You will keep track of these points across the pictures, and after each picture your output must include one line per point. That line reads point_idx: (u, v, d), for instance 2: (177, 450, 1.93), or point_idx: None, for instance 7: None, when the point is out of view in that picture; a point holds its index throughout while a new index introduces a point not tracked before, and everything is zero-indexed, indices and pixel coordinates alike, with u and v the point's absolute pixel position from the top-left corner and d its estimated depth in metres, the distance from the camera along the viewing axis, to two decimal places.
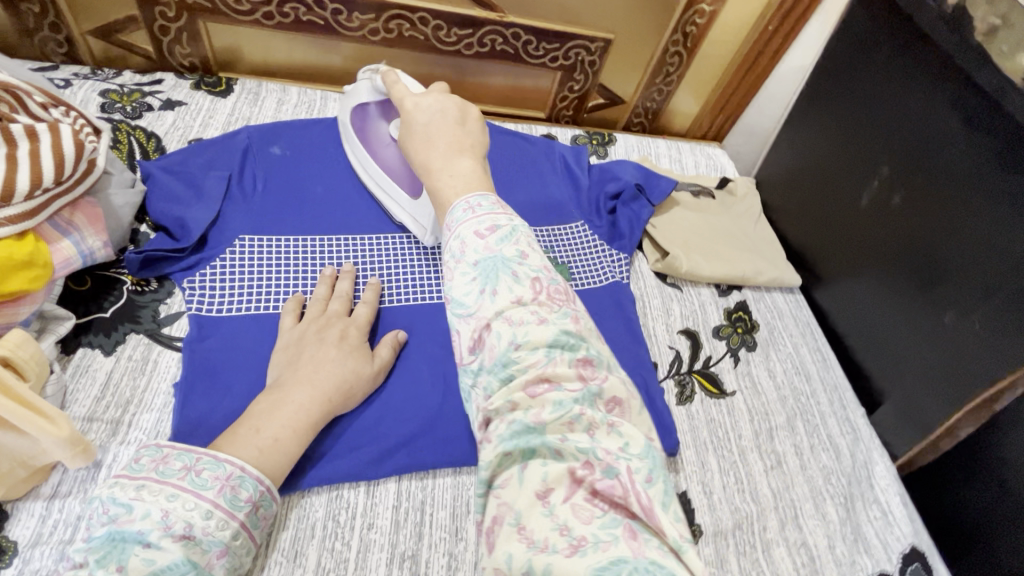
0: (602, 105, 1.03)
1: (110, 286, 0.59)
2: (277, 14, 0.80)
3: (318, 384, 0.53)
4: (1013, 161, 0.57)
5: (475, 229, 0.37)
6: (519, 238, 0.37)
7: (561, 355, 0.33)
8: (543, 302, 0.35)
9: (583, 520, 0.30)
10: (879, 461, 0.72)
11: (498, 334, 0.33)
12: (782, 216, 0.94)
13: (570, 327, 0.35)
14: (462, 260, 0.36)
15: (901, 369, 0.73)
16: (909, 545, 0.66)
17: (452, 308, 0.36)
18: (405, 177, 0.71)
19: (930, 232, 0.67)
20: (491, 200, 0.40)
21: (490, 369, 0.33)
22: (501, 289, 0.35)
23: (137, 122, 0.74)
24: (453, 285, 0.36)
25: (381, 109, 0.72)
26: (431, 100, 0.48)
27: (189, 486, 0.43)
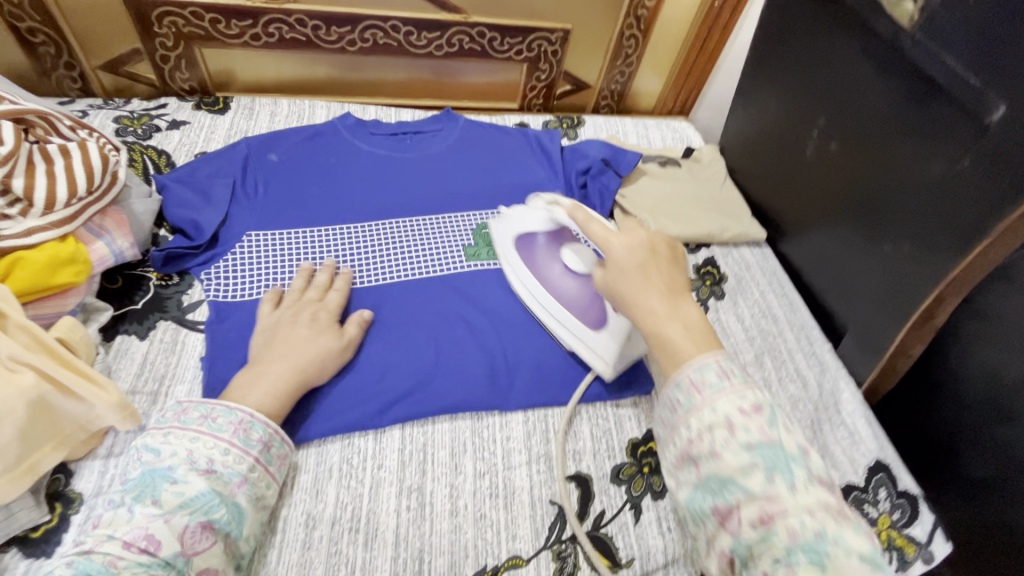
0: (569, 91, 1.10)
1: (137, 282, 0.68)
2: (263, 35, 0.87)
3: (293, 357, 0.59)
4: (918, 96, 0.63)
5: (738, 406, 0.43)
6: (781, 421, 0.43)
7: (875, 568, 0.37)
8: (837, 507, 0.40)
9: None
10: (845, 388, 0.79)
11: (799, 521, 0.38)
12: (748, 179, 1.01)
13: (875, 548, 0.39)
14: (736, 442, 0.41)
15: (859, 302, 0.79)
16: (873, 458, 0.73)
17: (713, 481, 0.41)
18: (587, 308, 0.69)
19: (863, 172, 0.73)
20: (738, 365, 0.45)
21: (792, 541, 0.37)
22: (796, 484, 0.39)
23: (148, 142, 0.83)
24: (719, 460, 0.41)
25: (551, 238, 0.73)
26: (636, 240, 0.54)
27: (207, 429, 0.51)
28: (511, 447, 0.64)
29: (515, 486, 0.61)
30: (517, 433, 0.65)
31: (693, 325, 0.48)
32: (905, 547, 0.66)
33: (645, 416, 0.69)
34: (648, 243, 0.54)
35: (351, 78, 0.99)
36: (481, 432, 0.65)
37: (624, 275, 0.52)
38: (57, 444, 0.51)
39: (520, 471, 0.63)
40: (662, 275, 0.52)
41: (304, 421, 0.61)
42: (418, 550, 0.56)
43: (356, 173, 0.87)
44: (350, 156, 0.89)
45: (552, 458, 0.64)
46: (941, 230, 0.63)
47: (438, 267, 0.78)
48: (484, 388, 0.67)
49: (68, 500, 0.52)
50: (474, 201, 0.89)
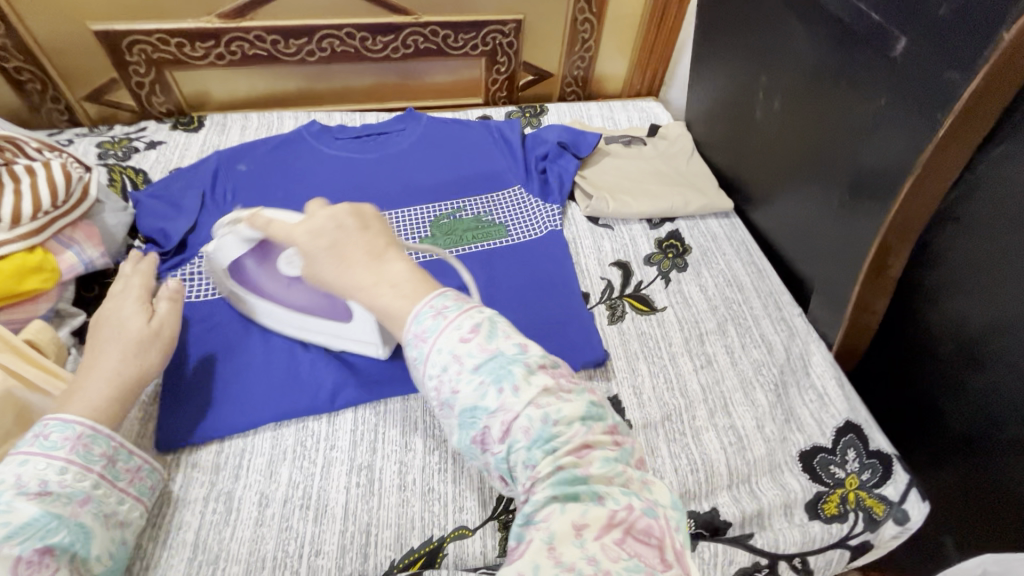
0: (532, 82, 1.12)
1: (111, 290, 0.73)
2: (226, 53, 0.92)
3: (104, 367, 0.56)
4: (838, 43, 0.62)
5: (459, 335, 0.46)
6: (503, 334, 0.47)
7: (595, 423, 0.45)
8: (559, 386, 0.46)
9: (613, 558, 0.39)
10: (815, 351, 0.77)
11: (529, 417, 0.43)
12: (716, 151, 1.00)
13: (594, 400, 0.47)
14: (463, 369, 0.45)
15: (822, 262, 0.77)
16: (843, 419, 0.70)
17: (466, 414, 0.44)
18: (332, 308, 0.64)
19: (803, 128, 0.72)
20: (454, 299, 0.49)
21: (529, 441, 0.43)
22: (521, 384, 0.44)
23: (127, 163, 0.89)
24: (458, 395, 0.45)
25: (257, 256, 0.64)
26: (318, 221, 0.53)
27: (38, 449, 0.49)
28: None
29: (464, 460, 0.63)
30: None
31: (399, 280, 0.50)
32: (874, 507, 0.63)
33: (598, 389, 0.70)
34: (338, 219, 0.52)
35: (318, 88, 1.03)
36: (433, 411, 0.66)
37: (317, 259, 0.53)
38: None
39: None
40: (359, 245, 0.52)
41: (261, 408, 0.64)
42: (365, 524, 0.57)
43: (320, 176, 0.91)
44: (315, 160, 0.93)
45: None
46: (873, 176, 0.62)
47: None
48: None
49: None
50: (434, 194, 0.92)
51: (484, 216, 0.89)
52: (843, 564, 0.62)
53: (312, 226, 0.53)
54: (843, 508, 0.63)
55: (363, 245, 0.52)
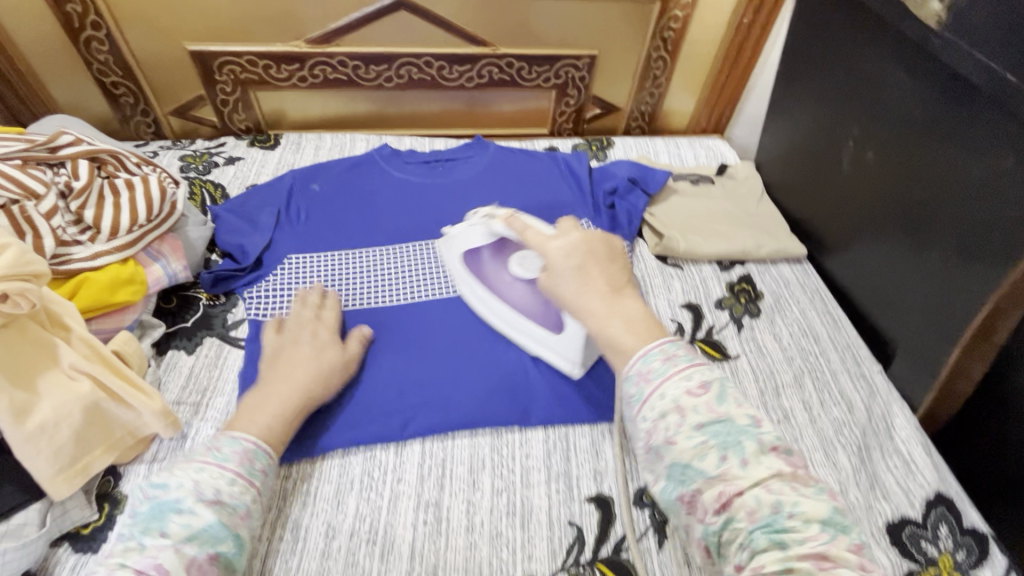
0: (599, 115, 1.12)
1: (189, 302, 0.74)
2: (309, 76, 0.95)
3: (296, 380, 0.61)
4: (950, 96, 0.60)
5: (686, 388, 0.43)
6: (734, 398, 0.44)
7: (838, 534, 0.38)
8: (796, 475, 0.41)
9: None
10: (898, 413, 0.73)
11: (756, 499, 0.39)
12: (786, 194, 0.98)
13: (836, 507, 0.40)
14: (685, 423, 0.42)
15: (907, 320, 0.74)
16: (933, 491, 0.66)
17: (675, 470, 0.42)
18: (549, 314, 0.70)
19: (899, 179, 0.69)
20: (684, 348, 0.47)
21: (755, 525, 0.38)
22: (750, 459, 0.40)
23: (207, 178, 0.91)
24: (673, 447, 0.42)
25: (495, 250, 0.73)
26: (569, 240, 0.56)
27: (212, 460, 0.51)
28: (531, 465, 0.64)
29: (534, 505, 0.60)
30: (537, 451, 0.65)
31: (633, 317, 0.50)
32: None
33: None
34: (584, 245, 0.56)
35: (390, 112, 1.05)
36: (500, 449, 0.65)
37: (563, 278, 0.55)
38: (106, 448, 0.55)
39: (539, 490, 0.62)
40: (604, 274, 0.54)
41: (329, 432, 0.63)
42: (432, 566, 0.56)
43: (391, 199, 0.92)
44: (386, 184, 0.94)
45: (572, 477, 0.63)
46: (986, 236, 0.59)
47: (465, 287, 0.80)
48: (503, 404, 0.67)
49: (114, 500, 0.56)
50: None
51: None
52: None
53: (551, 246, 0.57)
54: None
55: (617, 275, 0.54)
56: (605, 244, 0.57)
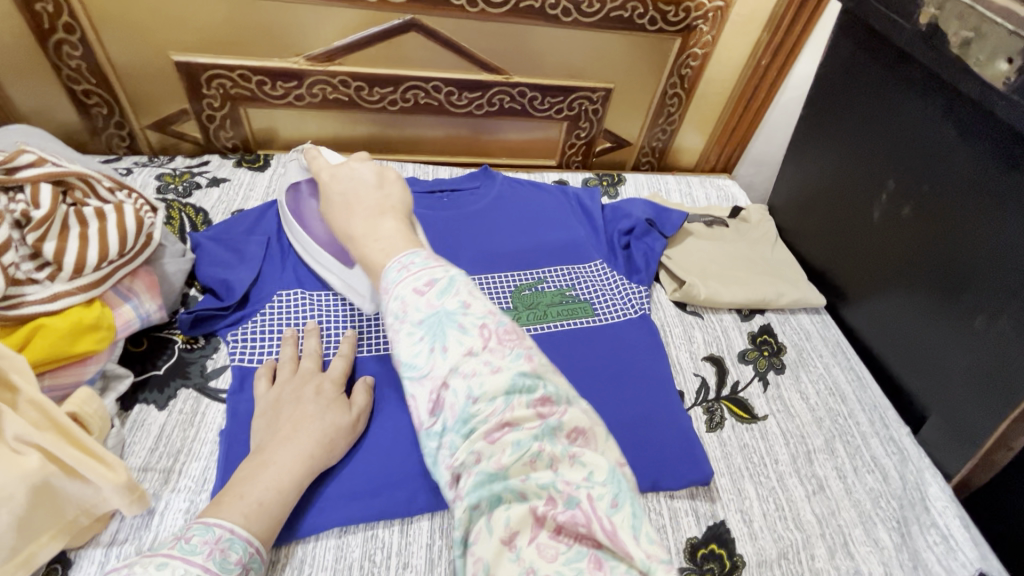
0: (609, 149, 1.08)
1: (162, 345, 0.65)
2: (307, 95, 0.88)
3: (300, 442, 0.53)
4: (1011, 161, 0.58)
5: (414, 288, 0.45)
6: (457, 290, 0.45)
7: (519, 397, 0.39)
8: (495, 350, 0.42)
9: (550, 558, 0.36)
10: (932, 482, 0.69)
11: (456, 392, 0.40)
12: (801, 240, 0.95)
13: (525, 370, 0.41)
14: (409, 319, 0.44)
15: (943, 384, 0.70)
16: (976, 571, 0.62)
17: (405, 371, 0.43)
18: (335, 248, 0.70)
19: (944, 239, 0.67)
20: (421, 258, 0.48)
21: (453, 428, 0.40)
22: (451, 343, 0.41)
23: (187, 200, 0.83)
24: (401, 351, 0.44)
25: (311, 186, 0.74)
26: (360, 171, 0.63)
27: (178, 552, 0.42)
28: None
29: None
30: None
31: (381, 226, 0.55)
32: None
33: (703, 513, 0.62)
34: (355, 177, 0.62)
35: (392, 136, 0.98)
36: None
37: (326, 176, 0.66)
38: (55, 532, 0.47)
39: None
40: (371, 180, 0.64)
41: (328, 508, 0.55)
42: None
43: None
44: None
45: None
46: None
47: None
48: None
49: None
50: (512, 261, 0.85)
51: (567, 290, 0.82)
52: None
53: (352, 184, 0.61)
54: None
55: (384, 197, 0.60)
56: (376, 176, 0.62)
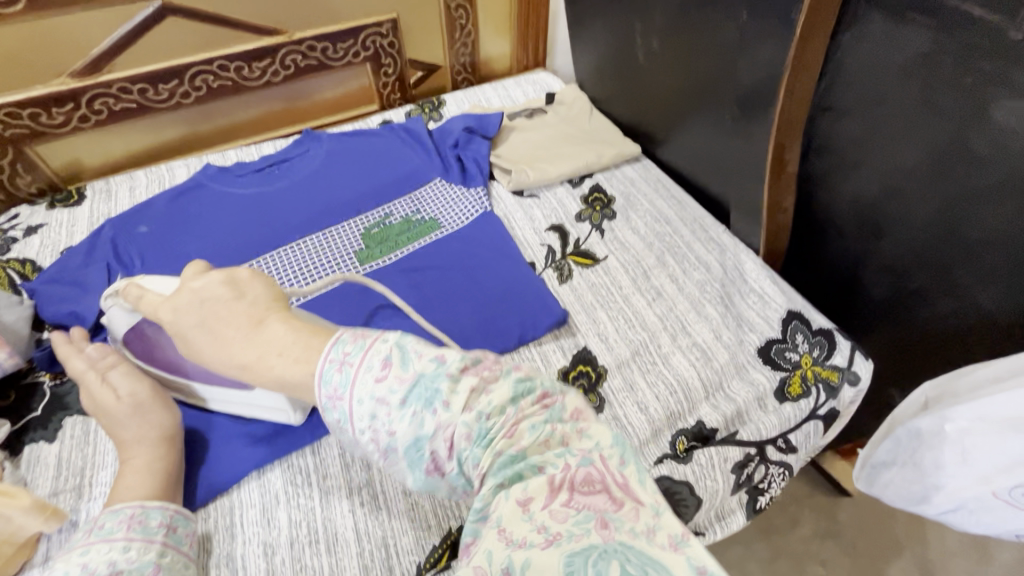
0: (422, 77, 1.12)
1: (32, 391, 0.66)
2: (90, 114, 0.85)
3: None
4: None
5: (373, 376, 0.40)
6: (420, 354, 0.41)
7: (524, 399, 0.40)
8: (485, 378, 0.40)
9: (560, 519, 0.34)
10: (746, 259, 0.83)
11: (466, 422, 0.38)
12: (609, 105, 1.06)
13: (521, 376, 0.41)
14: (389, 408, 0.39)
15: (727, 178, 0.84)
16: (785, 310, 0.77)
17: (409, 448, 0.39)
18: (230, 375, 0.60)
19: (684, 58, 0.79)
20: (353, 340, 0.42)
21: (470, 443, 0.38)
22: (447, 398, 0.39)
23: (9, 256, 0.80)
24: (394, 436, 0.39)
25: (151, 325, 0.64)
26: (210, 280, 0.50)
27: (97, 538, 0.50)
28: None
29: None
30: None
31: (288, 346, 0.44)
32: (830, 377, 0.70)
33: (568, 345, 0.74)
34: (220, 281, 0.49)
35: (205, 130, 0.98)
36: None
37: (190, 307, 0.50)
38: None
39: None
40: (230, 314, 0.47)
41: (240, 458, 0.61)
42: (381, 538, 0.56)
43: (231, 218, 0.86)
44: (220, 204, 0.88)
45: None
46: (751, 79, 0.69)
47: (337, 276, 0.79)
48: None
49: None
50: (357, 207, 0.90)
51: (412, 217, 0.89)
52: (820, 434, 0.69)
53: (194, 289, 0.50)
54: (805, 385, 0.70)
55: (262, 305, 0.48)
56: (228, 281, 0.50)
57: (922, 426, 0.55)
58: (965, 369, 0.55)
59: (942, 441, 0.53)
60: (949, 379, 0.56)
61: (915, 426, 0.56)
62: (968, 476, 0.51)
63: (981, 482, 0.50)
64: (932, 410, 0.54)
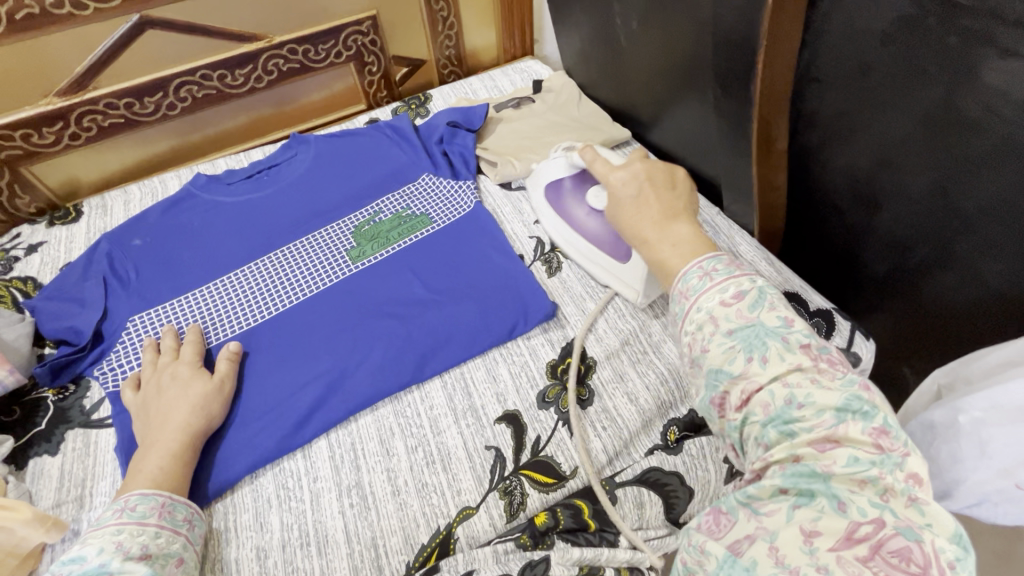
0: (408, 73, 1.11)
1: (35, 405, 0.68)
2: (81, 131, 0.87)
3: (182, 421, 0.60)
4: None
5: (719, 298, 0.40)
6: (772, 305, 0.39)
7: (852, 419, 0.33)
8: (821, 371, 0.36)
9: (850, 570, 0.29)
10: (741, 242, 0.81)
11: (774, 394, 0.35)
12: (598, 89, 1.04)
13: (862, 394, 0.35)
14: (716, 329, 0.39)
15: (717, 160, 0.81)
16: (781, 292, 0.75)
17: (708, 377, 0.39)
18: (612, 244, 0.72)
19: (665, 34, 0.77)
20: (724, 263, 0.43)
21: (769, 417, 0.35)
22: (773, 356, 0.37)
23: (11, 275, 0.83)
24: (706, 355, 0.39)
25: (575, 182, 0.78)
26: (634, 172, 0.56)
27: (131, 519, 0.51)
28: (438, 413, 0.66)
29: (449, 447, 0.63)
30: (438, 399, 0.67)
31: (682, 241, 0.47)
32: None
33: (557, 338, 0.72)
34: (644, 175, 0.55)
35: (195, 141, 0.99)
36: (403, 412, 0.66)
37: (622, 204, 0.54)
38: None
39: (452, 432, 0.64)
40: (659, 201, 0.52)
41: (229, 464, 0.62)
42: (371, 538, 0.57)
43: (221, 225, 0.87)
44: (211, 212, 0.89)
45: (478, 408, 0.66)
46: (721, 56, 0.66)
47: (324, 279, 0.79)
48: (392, 371, 0.68)
49: None
50: (345, 208, 0.89)
51: (403, 212, 0.87)
52: None
53: (621, 175, 0.57)
54: None
55: (675, 204, 0.52)
56: (666, 172, 0.56)
57: (937, 418, 0.50)
58: (976, 356, 0.53)
59: (957, 435, 0.48)
60: (960, 366, 0.54)
61: (928, 419, 0.51)
62: (987, 468, 0.45)
63: (1002, 476, 0.44)
64: (945, 402, 0.50)
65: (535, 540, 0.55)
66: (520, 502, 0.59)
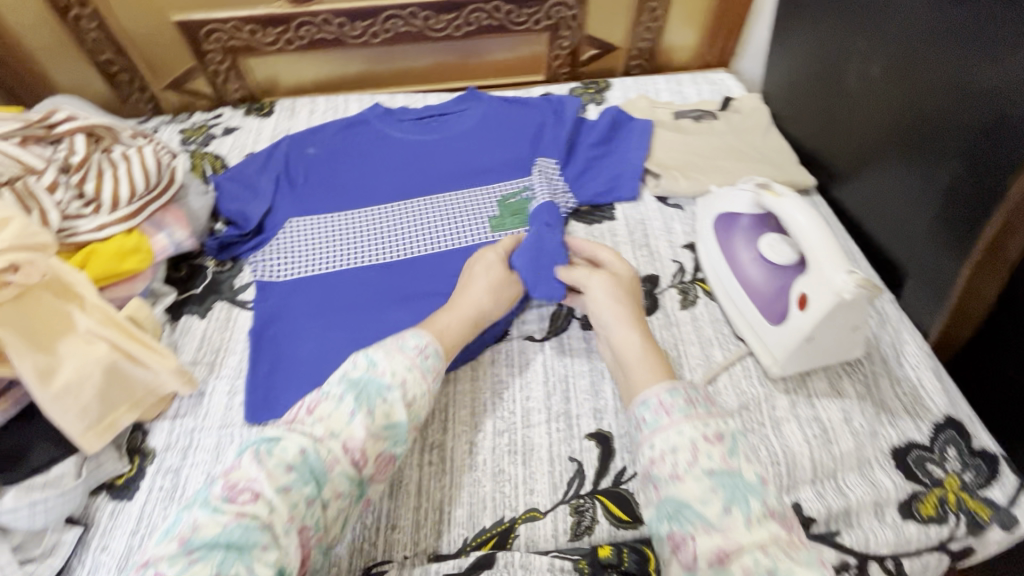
0: (595, 56, 1.08)
1: (198, 270, 0.78)
2: (295, 39, 0.94)
3: None
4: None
5: (703, 434, 0.49)
6: (742, 455, 0.49)
7: None
8: (789, 541, 0.44)
9: None
10: (909, 340, 0.70)
11: (752, 558, 0.42)
12: (791, 123, 0.94)
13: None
14: (698, 466, 0.47)
15: (914, 244, 0.71)
16: (942, 415, 0.64)
17: (679, 513, 0.46)
18: (772, 303, 0.66)
19: (910, 90, 0.67)
20: (694, 399, 0.53)
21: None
22: (754, 518, 0.44)
23: (206, 149, 0.93)
24: (681, 489, 0.47)
25: (755, 223, 0.71)
26: None
27: (420, 365, 0.55)
28: (530, 407, 0.65)
29: (533, 444, 0.62)
30: (537, 393, 0.67)
31: None
32: (978, 511, 0.58)
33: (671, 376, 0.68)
34: None
35: (382, 71, 1.04)
36: (500, 393, 0.67)
37: None
38: (130, 406, 0.60)
39: (540, 431, 0.63)
40: None
41: None
42: (439, 501, 0.58)
43: (385, 156, 0.92)
44: (379, 142, 0.93)
45: (571, 415, 0.65)
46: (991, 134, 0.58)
47: (462, 238, 0.81)
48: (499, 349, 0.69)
49: (144, 453, 0.61)
50: (498, 174, 0.90)
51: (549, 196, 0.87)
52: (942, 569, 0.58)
53: None
54: (942, 510, 0.58)
55: None
56: None
57: None
58: None
59: None
60: None
61: None
62: None
63: None
64: None
65: (594, 570, 0.53)
66: (588, 526, 0.57)
